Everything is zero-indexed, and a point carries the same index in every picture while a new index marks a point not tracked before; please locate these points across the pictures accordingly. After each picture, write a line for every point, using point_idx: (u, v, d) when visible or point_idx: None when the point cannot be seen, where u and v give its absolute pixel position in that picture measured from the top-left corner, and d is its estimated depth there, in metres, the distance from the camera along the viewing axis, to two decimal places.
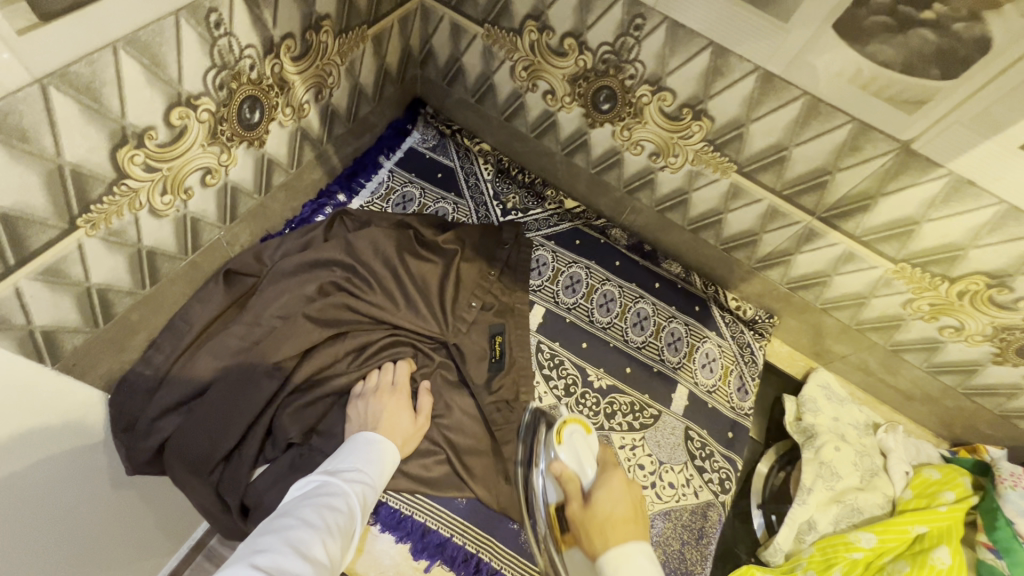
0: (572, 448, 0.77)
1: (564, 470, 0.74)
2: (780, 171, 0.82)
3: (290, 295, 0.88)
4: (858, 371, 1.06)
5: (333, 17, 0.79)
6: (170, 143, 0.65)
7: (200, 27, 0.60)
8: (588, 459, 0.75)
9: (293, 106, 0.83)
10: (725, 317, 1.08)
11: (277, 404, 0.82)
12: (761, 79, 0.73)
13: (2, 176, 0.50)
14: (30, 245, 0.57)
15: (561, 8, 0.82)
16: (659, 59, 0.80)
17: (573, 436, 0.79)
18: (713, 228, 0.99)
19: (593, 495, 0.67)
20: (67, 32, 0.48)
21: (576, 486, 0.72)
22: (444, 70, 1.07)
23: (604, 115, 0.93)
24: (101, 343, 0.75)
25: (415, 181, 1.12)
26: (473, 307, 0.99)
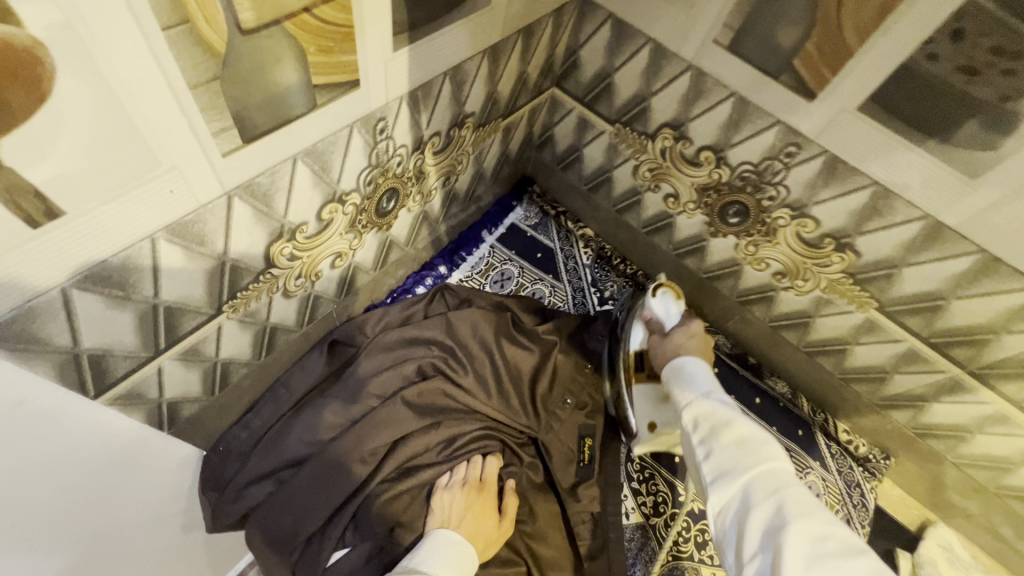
0: (662, 300, 0.88)
1: (651, 316, 0.87)
2: (930, 319, 0.75)
3: (388, 373, 0.87)
4: (986, 534, 0.94)
5: (477, 114, 0.79)
6: (316, 234, 0.67)
7: (367, 134, 0.61)
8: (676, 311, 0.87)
9: (423, 193, 0.83)
10: (832, 448, 0.99)
11: (365, 492, 0.79)
12: (928, 228, 0.68)
13: (173, 275, 0.52)
14: (180, 330, 0.58)
15: (705, 122, 0.80)
16: (807, 187, 0.75)
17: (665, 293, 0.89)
18: (834, 355, 0.91)
19: (672, 331, 0.80)
20: (262, 149, 0.49)
21: (658, 327, 0.85)
22: (561, 156, 1.07)
23: (730, 227, 0.89)
24: (212, 408, 0.76)
25: (515, 259, 1.12)
26: (567, 405, 0.95)
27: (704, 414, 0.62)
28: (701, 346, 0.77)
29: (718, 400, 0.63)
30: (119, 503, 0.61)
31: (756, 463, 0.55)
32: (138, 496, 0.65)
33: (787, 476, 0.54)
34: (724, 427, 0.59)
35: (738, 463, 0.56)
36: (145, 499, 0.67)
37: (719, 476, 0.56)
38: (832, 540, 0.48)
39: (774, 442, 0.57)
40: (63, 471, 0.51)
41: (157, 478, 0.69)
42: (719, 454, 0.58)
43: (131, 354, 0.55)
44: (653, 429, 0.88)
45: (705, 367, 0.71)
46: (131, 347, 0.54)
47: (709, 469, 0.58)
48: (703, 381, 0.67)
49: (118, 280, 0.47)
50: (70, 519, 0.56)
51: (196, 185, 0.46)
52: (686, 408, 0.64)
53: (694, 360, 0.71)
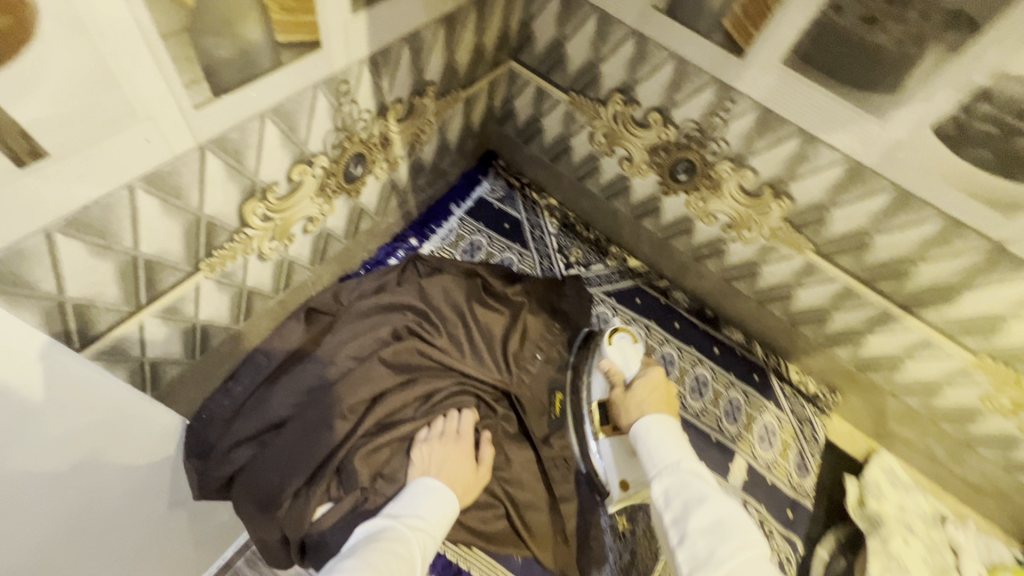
0: (620, 349, 0.92)
1: (612, 366, 0.90)
2: (859, 256, 0.83)
3: (365, 337, 0.91)
4: (924, 458, 1.03)
5: (437, 83, 0.84)
6: (287, 195, 0.70)
7: (331, 96, 0.65)
8: (633, 361, 0.91)
9: (389, 161, 0.87)
10: (785, 389, 1.07)
11: (348, 446, 0.83)
12: (849, 169, 0.75)
13: (152, 228, 0.55)
14: (160, 285, 0.61)
15: (650, 85, 0.86)
16: (744, 140, 0.82)
17: (621, 340, 0.94)
18: (781, 301, 0.99)
19: (634, 382, 0.85)
20: (232, 104, 0.53)
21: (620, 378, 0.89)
22: (522, 128, 1.12)
23: (680, 184, 0.95)
24: (193, 372, 0.78)
25: (483, 230, 1.16)
26: (536, 360, 1.00)
27: (677, 492, 0.64)
28: (661, 396, 0.83)
29: (691, 477, 0.65)
30: (108, 464, 0.63)
31: (731, 552, 0.57)
32: (126, 459, 0.67)
33: (761, 560, 0.57)
34: (699, 508, 0.61)
35: (715, 549, 0.58)
36: (133, 464, 0.69)
37: (695, 566, 0.58)
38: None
39: (747, 520, 0.60)
40: (55, 421, 0.53)
41: (146, 446, 0.71)
42: (695, 540, 0.60)
43: (115, 308, 0.58)
44: (625, 489, 0.85)
45: (673, 432, 0.73)
46: (114, 300, 0.57)
47: (686, 559, 0.59)
48: (674, 454, 0.69)
49: (100, 228, 0.50)
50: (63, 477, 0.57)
51: (170, 135, 0.50)
52: (659, 486, 0.66)
53: (656, 424, 0.75)
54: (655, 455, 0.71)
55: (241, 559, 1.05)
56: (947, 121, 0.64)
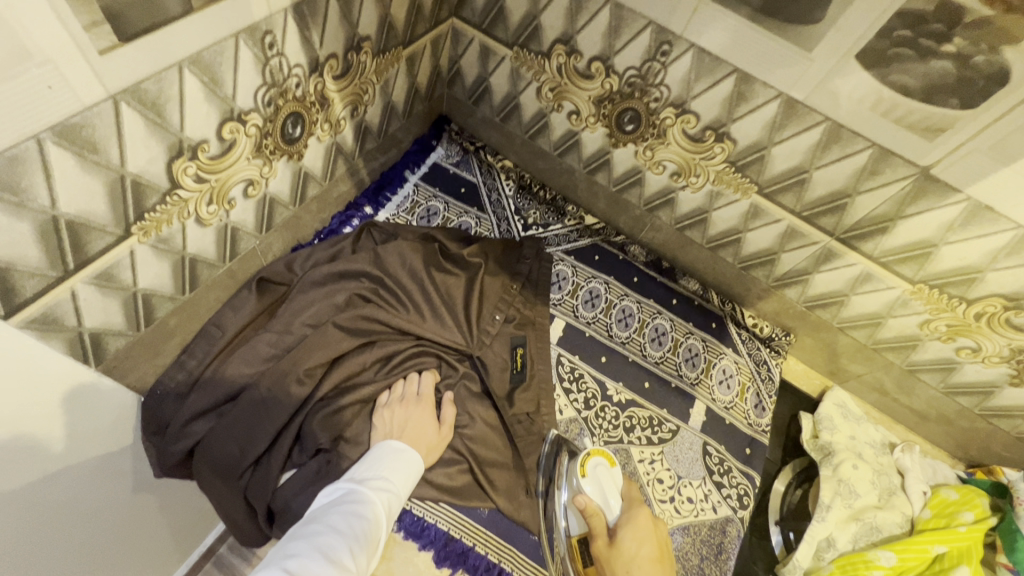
0: (595, 479, 0.81)
1: (588, 505, 0.76)
2: (799, 194, 0.85)
3: (320, 304, 0.91)
4: (874, 391, 1.07)
5: (373, 38, 0.82)
6: (220, 155, 0.69)
7: (255, 48, 0.63)
8: (613, 494, 0.79)
9: (331, 123, 0.86)
10: (742, 334, 1.09)
11: (306, 410, 0.84)
12: (783, 104, 0.76)
13: (69, 184, 0.53)
14: (88, 250, 0.60)
15: (590, 33, 0.85)
16: (684, 84, 0.83)
17: (596, 468, 0.82)
18: (733, 246, 1.01)
19: (618, 531, 0.73)
20: (141, 51, 0.51)
21: (601, 524, 0.74)
22: (471, 89, 1.11)
23: (628, 135, 0.96)
24: (140, 346, 0.77)
25: (439, 195, 1.16)
26: (496, 320, 1.01)
27: None
28: (652, 551, 0.70)
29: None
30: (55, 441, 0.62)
31: None
32: (74, 437, 0.66)
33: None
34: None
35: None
36: (81, 442, 0.68)
37: None
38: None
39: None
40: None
41: (93, 425, 0.70)
42: None
43: (39, 272, 0.56)
44: None
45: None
46: (37, 264, 0.55)
47: None
48: None
49: (10, 184, 0.48)
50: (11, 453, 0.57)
51: (76, 84, 0.48)
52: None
53: None
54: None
55: (222, 545, 1.06)
56: (868, 47, 0.65)
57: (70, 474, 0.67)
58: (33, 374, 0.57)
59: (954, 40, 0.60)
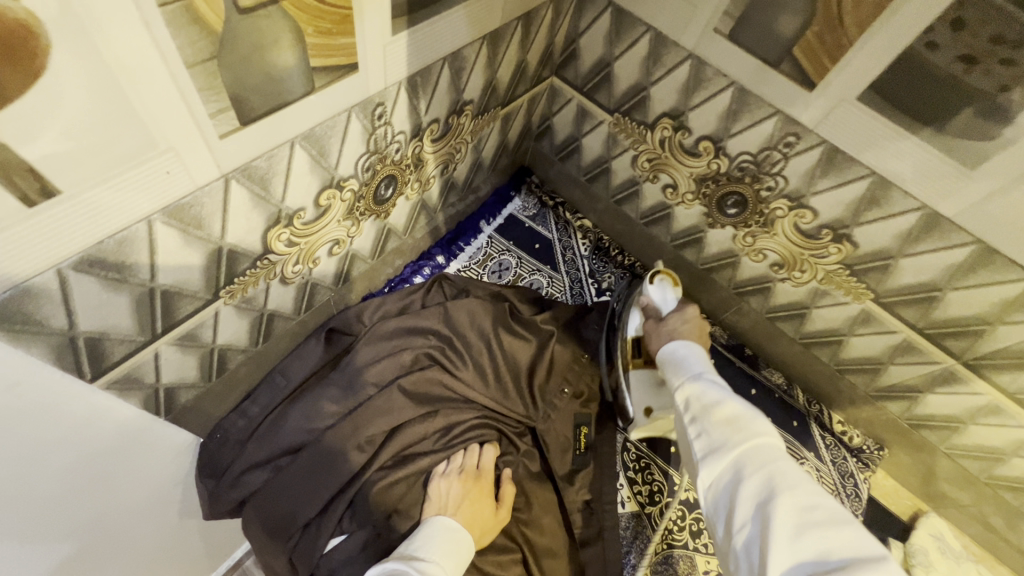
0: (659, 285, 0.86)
1: (648, 303, 0.86)
2: (925, 310, 0.76)
3: (387, 362, 0.87)
4: (977, 525, 0.95)
5: (475, 101, 0.79)
6: (314, 220, 0.67)
7: (365, 119, 0.61)
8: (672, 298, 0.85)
9: (421, 181, 0.83)
10: (826, 439, 1.00)
11: (362, 480, 0.79)
12: (924, 218, 0.68)
13: (171, 258, 0.51)
14: (176, 314, 0.58)
15: (704, 113, 0.80)
16: (806, 178, 0.75)
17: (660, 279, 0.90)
18: (830, 347, 0.92)
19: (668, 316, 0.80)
20: (260, 132, 0.49)
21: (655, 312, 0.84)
22: (560, 146, 1.07)
23: (729, 218, 0.89)
24: (209, 394, 0.75)
25: (513, 249, 1.12)
26: (564, 395, 0.95)
27: (698, 392, 0.60)
28: (696, 330, 0.77)
29: (710, 380, 0.62)
30: (106, 493, 0.60)
31: (748, 439, 0.54)
32: (130, 485, 0.63)
33: (774, 447, 0.54)
34: (715, 406, 0.58)
35: (728, 437, 0.55)
36: (137, 490, 0.65)
37: (710, 453, 0.55)
38: (825, 516, 0.48)
39: (761, 414, 0.57)
40: (67, 452, 0.51)
41: (151, 468, 0.67)
42: (711, 429, 0.56)
43: (128, 338, 0.54)
44: (649, 416, 0.85)
45: (698, 353, 0.69)
46: (128, 331, 0.54)
47: (700, 444, 0.56)
48: (698, 368, 0.65)
49: (115, 262, 0.46)
50: (56, 509, 0.54)
51: (192, 167, 0.46)
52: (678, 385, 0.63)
53: (687, 346, 0.71)
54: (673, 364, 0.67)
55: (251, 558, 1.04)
56: None
57: (123, 520, 0.66)
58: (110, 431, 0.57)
59: None
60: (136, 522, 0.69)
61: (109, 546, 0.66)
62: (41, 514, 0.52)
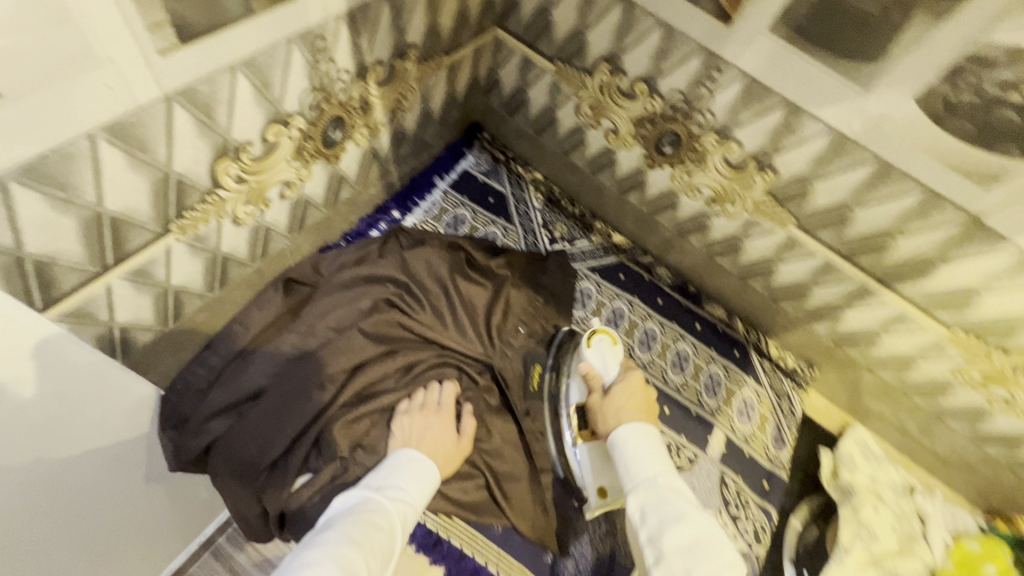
0: (599, 351, 0.91)
1: (590, 370, 0.89)
2: (840, 230, 0.84)
3: (346, 308, 0.90)
4: (896, 432, 1.06)
5: (419, 45, 0.81)
6: (262, 157, 0.68)
7: (307, 52, 0.63)
8: (612, 364, 0.91)
9: (370, 127, 0.85)
10: (765, 365, 1.08)
11: (326, 416, 0.82)
12: (833, 140, 0.75)
13: (116, 181, 0.52)
14: (127, 246, 0.59)
15: (637, 54, 0.84)
16: (730, 111, 0.81)
17: (600, 343, 0.93)
18: (763, 276, 1.00)
19: (612, 390, 0.82)
20: (200, 53, 0.51)
21: (598, 382, 0.88)
22: (508, 99, 1.10)
23: (666, 157, 0.94)
24: (166, 341, 0.76)
25: (467, 203, 1.15)
26: (520, 334, 1.00)
27: (656, 506, 0.61)
28: (639, 403, 0.80)
29: (668, 491, 0.63)
30: (73, 440, 0.60)
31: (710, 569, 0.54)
32: (95, 434, 0.63)
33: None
34: (675, 527, 0.59)
35: (690, 567, 0.55)
36: (104, 438, 0.65)
37: None
38: None
39: (720, 536, 0.58)
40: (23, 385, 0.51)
41: (115, 417, 0.67)
42: (672, 555, 0.57)
43: (79, 267, 0.55)
44: (602, 496, 0.85)
45: (655, 448, 0.70)
46: (78, 259, 0.55)
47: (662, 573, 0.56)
48: (655, 470, 0.66)
49: (60, 180, 0.47)
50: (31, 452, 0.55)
51: (132, 82, 0.47)
52: (636, 501, 0.63)
53: (634, 433, 0.72)
54: (630, 469, 0.68)
55: (222, 536, 1.03)
56: (930, 90, 0.64)
57: (94, 479, 0.66)
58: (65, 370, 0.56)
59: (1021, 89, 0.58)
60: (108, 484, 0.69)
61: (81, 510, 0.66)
62: (13, 455, 0.52)
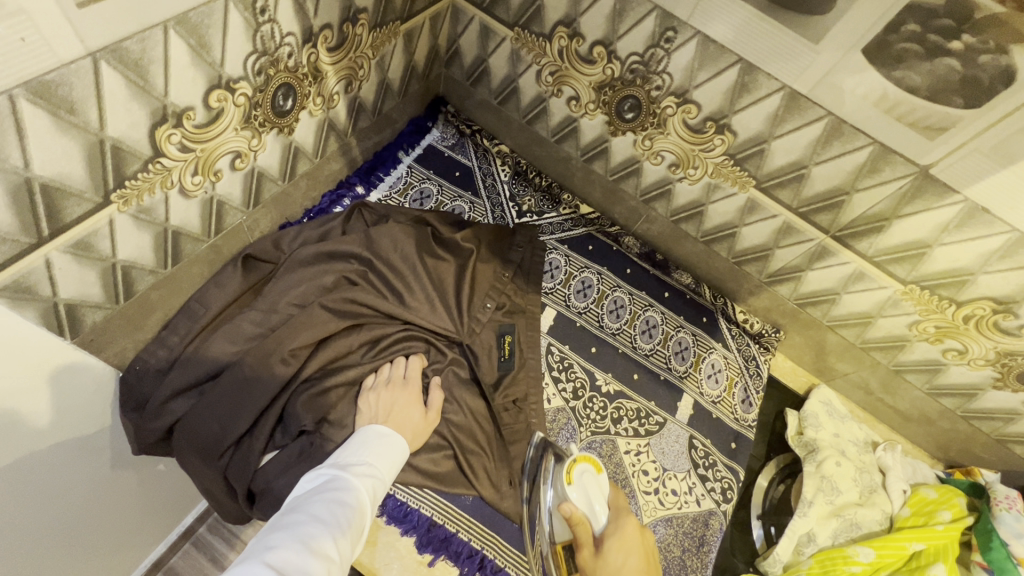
0: (583, 489, 0.70)
1: (574, 512, 0.66)
2: (797, 189, 0.84)
3: (308, 283, 0.89)
4: (859, 390, 1.08)
5: (370, 10, 0.80)
6: (207, 125, 0.66)
7: (247, 12, 0.61)
8: (599, 502, 0.69)
9: (324, 96, 0.83)
10: (732, 330, 1.09)
11: (291, 389, 0.83)
12: (787, 97, 0.75)
13: (44, 145, 0.50)
14: (64, 217, 0.57)
15: (594, 17, 0.84)
16: (687, 72, 0.81)
17: (582, 476, 0.72)
18: (727, 240, 1.00)
19: (604, 546, 0.65)
20: (125, 6, 0.49)
21: (586, 533, 0.65)
22: (470, 70, 1.08)
23: (627, 124, 0.94)
24: (119, 319, 0.74)
25: (433, 178, 1.14)
26: (488, 309, 0.99)
27: None
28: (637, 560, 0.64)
29: None
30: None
31: None
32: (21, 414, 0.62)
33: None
34: None
35: None
36: (42, 421, 0.64)
37: None
38: None
39: None
40: None
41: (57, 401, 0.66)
42: None
43: (11, 238, 0.53)
44: None
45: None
46: (10, 230, 0.53)
47: None
48: None
49: None
50: None
51: (52, 37, 0.45)
52: None
53: None
54: None
55: (201, 525, 1.07)
56: (875, 41, 0.64)
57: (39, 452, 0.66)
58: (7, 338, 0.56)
59: (961, 37, 0.59)
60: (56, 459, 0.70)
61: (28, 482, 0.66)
62: None
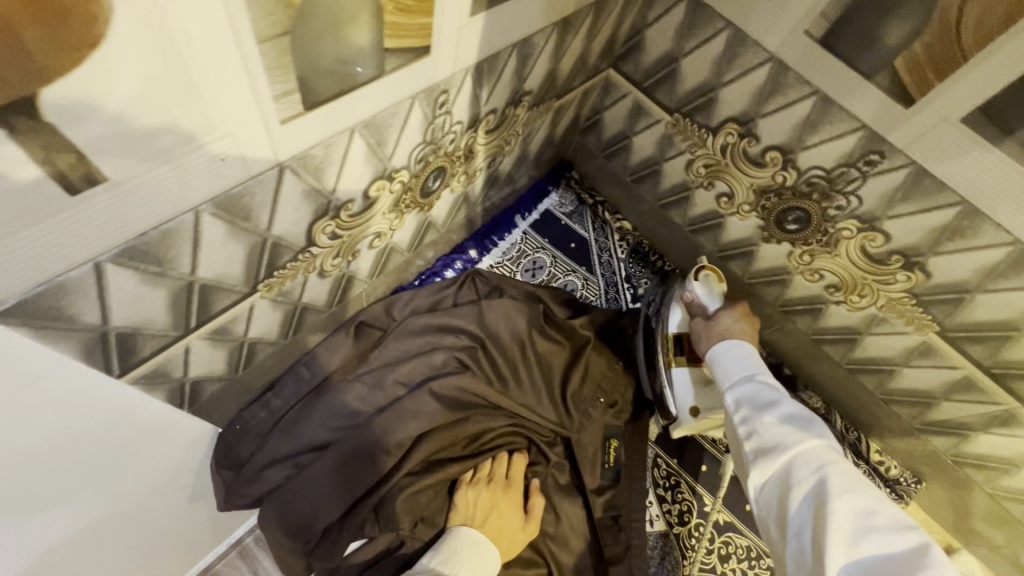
0: (705, 284, 0.85)
1: (693, 299, 0.84)
2: (995, 348, 0.72)
3: (417, 362, 0.83)
4: (1007, 564, 0.93)
5: (534, 92, 0.74)
6: (360, 213, 0.61)
7: (427, 108, 0.56)
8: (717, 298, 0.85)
9: (468, 173, 0.78)
10: (860, 469, 0.95)
11: (390, 483, 0.76)
12: (1014, 254, 0.63)
13: (213, 251, 0.47)
14: (212, 309, 0.54)
15: (778, 121, 0.74)
16: (884, 200, 0.70)
17: (707, 280, 0.87)
18: (878, 374, 0.88)
19: (718, 313, 0.78)
20: (323, 118, 0.44)
21: (700, 310, 0.82)
22: (607, 142, 1.01)
23: (787, 234, 0.84)
24: (232, 387, 0.71)
25: (548, 247, 1.07)
26: (599, 404, 0.91)
27: (750, 398, 0.62)
28: (749, 332, 0.75)
29: (766, 387, 0.63)
30: (85, 496, 0.53)
31: (802, 440, 0.55)
32: (118, 481, 0.56)
33: (833, 450, 0.55)
34: (767, 409, 0.59)
35: (783, 439, 0.55)
36: (135, 485, 0.59)
37: (764, 453, 0.56)
38: (882, 524, 0.48)
39: (817, 422, 0.57)
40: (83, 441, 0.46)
41: (157, 464, 0.61)
42: (763, 433, 0.57)
43: (161, 333, 0.50)
44: (695, 415, 0.79)
45: (750, 354, 0.69)
46: (162, 326, 0.50)
47: (751, 445, 0.57)
48: (751, 369, 0.66)
49: (157, 255, 0.42)
50: (73, 500, 0.51)
51: (249, 154, 0.41)
52: (731, 394, 0.64)
53: (740, 346, 0.71)
54: (727, 370, 0.68)
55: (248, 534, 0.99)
56: None
57: (133, 505, 0.62)
58: (119, 424, 0.50)
59: None
60: (144, 510, 0.66)
61: (117, 530, 0.63)
62: (47, 506, 0.48)
